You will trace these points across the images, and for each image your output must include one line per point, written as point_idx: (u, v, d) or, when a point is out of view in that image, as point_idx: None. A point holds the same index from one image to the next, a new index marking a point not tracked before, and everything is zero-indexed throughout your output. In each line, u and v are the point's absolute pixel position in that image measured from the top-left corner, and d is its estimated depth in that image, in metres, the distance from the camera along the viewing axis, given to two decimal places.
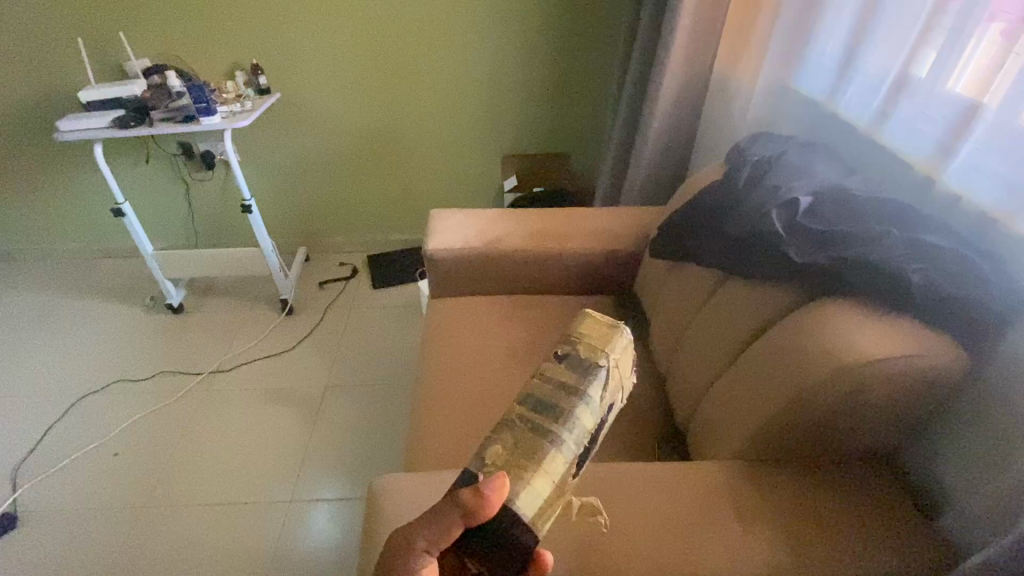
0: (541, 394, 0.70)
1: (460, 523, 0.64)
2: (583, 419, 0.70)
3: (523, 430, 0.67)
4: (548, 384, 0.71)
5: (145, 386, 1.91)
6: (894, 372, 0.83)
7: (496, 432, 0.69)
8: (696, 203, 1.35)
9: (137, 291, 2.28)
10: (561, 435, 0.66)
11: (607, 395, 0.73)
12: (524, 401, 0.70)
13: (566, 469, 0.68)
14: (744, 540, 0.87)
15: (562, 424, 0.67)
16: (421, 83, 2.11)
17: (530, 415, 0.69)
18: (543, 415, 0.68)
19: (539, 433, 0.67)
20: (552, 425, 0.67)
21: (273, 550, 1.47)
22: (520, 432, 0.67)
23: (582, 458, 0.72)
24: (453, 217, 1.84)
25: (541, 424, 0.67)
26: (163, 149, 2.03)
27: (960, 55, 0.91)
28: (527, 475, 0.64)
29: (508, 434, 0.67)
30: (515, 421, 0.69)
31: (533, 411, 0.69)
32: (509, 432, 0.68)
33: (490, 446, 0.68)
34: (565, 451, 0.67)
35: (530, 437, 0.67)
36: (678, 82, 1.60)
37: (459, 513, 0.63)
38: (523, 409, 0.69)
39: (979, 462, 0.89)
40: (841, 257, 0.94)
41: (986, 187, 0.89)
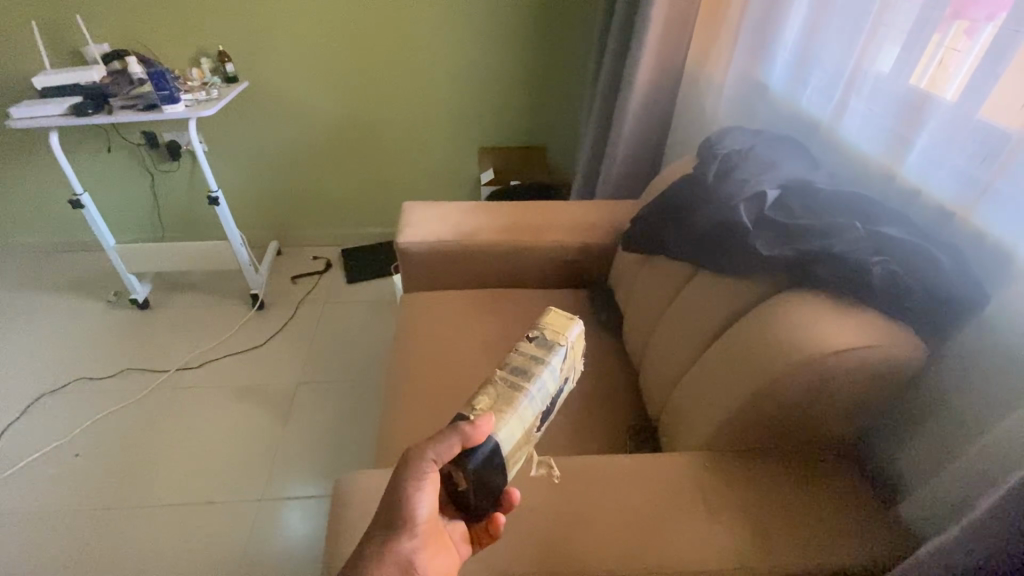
0: (519, 361, 0.73)
1: (458, 447, 0.62)
2: (547, 384, 0.73)
3: (505, 387, 0.69)
4: (521, 352, 0.74)
5: (109, 385, 1.85)
6: (858, 362, 0.76)
7: (482, 389, 0.69)
8: (666, 196, 1.20)
9: (106, 286, 2.27)
10: (532, 389, 0.69)
11: (566, 369, 0.77)
12: (506, 364, 0.72)
13: (531, 424, 0.70)
14: (708, 532, 0.79)
15: (536, 380, 0.70)
16: (397, 70, 2.08)
17: (507, 377, 0.71)
18: (519, 374, 0.71)
19: (518, 389, 0.69)
20: (527, 382, 0.70)
21: (246, 548, 1.41)
22: (500, 390, 0.70)
23: (541, 420, 0.74)
24: (412, 207, 1.55)
25: (517, 380, 0.70)
26: (126, 139, 2.11)
27: (920, 50, 0.86)
28: (507, 418, 0.66)
29: (490, 390, 0.69)
30: (495, 382, 0.71)
31: (512, 373, 0.71)
32: (489, 392, 0.70)
33: (480, 399, 0.69)
34: (533, 407, 0.70)
35: (506, 392, 0.69)
36: (651, 65, 1.52)
37: (457, 439, 0.62)
38: (507, 372, 0.71)
39: (944, 449, 0.82)
40: (807, 250, 0.84)
41: (943, 184, 0.84)
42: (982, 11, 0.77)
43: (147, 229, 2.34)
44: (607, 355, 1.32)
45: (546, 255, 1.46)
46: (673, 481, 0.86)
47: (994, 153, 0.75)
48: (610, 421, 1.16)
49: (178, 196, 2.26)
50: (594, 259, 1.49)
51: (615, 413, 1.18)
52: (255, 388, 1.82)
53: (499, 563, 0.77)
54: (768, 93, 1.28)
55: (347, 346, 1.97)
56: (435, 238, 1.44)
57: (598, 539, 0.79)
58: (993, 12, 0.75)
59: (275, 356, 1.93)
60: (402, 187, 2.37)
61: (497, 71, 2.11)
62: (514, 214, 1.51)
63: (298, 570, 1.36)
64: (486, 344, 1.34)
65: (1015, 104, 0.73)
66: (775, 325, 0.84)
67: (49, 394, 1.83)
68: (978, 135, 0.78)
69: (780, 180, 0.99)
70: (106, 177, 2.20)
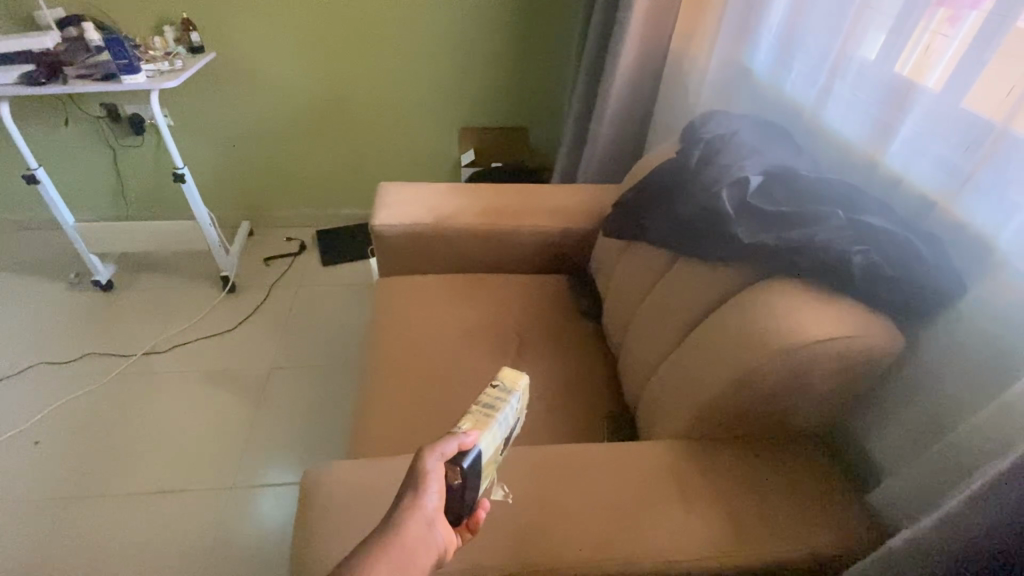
0: (489, 398, 0.75)
1: (456, 445, 0.65)
2: (509, 419, 0.75)
3: (481, 415, 0.71)
4: (491, 391, 0.75)
5: (70, 370, 1.77)
6: (837, 352, 0.75)
7: (465, 413, 0.72)
8: (647, 180, 1.17)
9: (68, 267, 2.16)
10: (507, 411, 0.73)
11: (522, 408, 0.80)
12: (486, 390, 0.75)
13: (495, 454, 0.72)
14: (685, 521, 0.79)
15: (509, 403, 0.74)
16: (373, 45, 2.00)
17: (481, 411, 0.72)
18: (494, 399, 0.74)
19: (494, 411, 0.72)
20: (501, 405, 0.73)
21: (218, 537, 1.38)
22: (479, 420, 0.71)
23: (504, 446, 0.76)
24: (388, 188, 1.50)
25: (494, 402, 0.73)
26: (86, 111, 2.00)
27: (906, 36, 0.85)
28: (489, 433, 0.69)
29: (469, 420, 0.70)
30: (471, 412, 0.72)
31: (485, 401, 0.74)
32: (466, 420, 0.71)
33: (464, 421, 0.71)
34: (499, 439, 0.72)
35: (484, 415, 0.71)
36: (636, 45, 1.48)
37: (455, 440, 0.65)
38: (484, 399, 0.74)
39: (917, 437, 0.82)
40: (788, 238, 0.83)
41: (926, 173, 0.83)
42: None
43: (110, 207, 2.23)
44: (586, 342, 1.31)
45: (526, 240, 1.43)
46: (650, 470, 0.85)
47: (978, 141, 0.74)
48: (588, 409, 1.15)
49: (142, 173, 2.16)
50: (575, 245, 1.46)
51: (593, 401, 1.17)
52: (226, 373, 1.77)
53: (472, 557, 0.75)
54: (752, 77, 1.26)
55: (321, 331, 1.92)
56: (411, 220, 1.40)
57: (573, 530, 0.78)
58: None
59: (247, 341, 1.88)
60: (380, 167, 2.30)
61: (477, 48, 2.04)
62: (493, 197, 1.47)
63: (271, 557, 1.34)
64: (463, 330, 1.31)
65: (1000, 93, 0.72)
66: (755, 314, 0.83)
67: (7, 379, 1.75)
68: (962, 124, 0.77)
69: (763, 166, 0.97)
70: (64, 152, 2.09)
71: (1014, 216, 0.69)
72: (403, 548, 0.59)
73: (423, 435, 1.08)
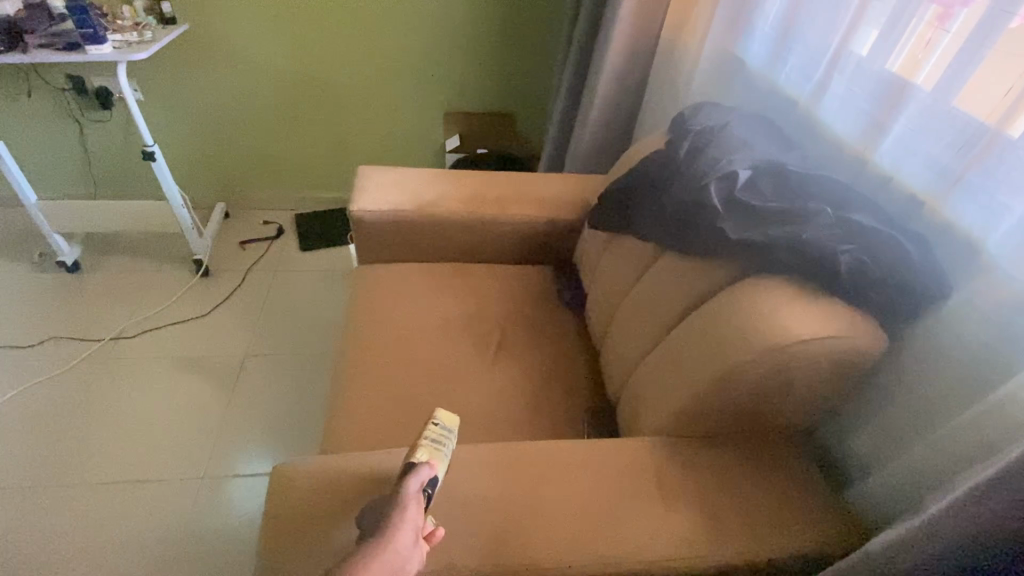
0: (433, 433, 0.79)
1: (427, 473, 0.71)
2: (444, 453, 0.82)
3: (434, 449, 0.76)
4: (435, 428, 0.80)
5: (32, 354, 1.70)
6: (820, 352, 0.74)
7: (417, 445, 0.77)
8: (634, 171, 1.14)
9: (30, 247, 2.07)
10: (451, 445, 0.80)
11: None
12: (435, 422, 0.80)
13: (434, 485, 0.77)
14: (664, 520, 0.78)
15: (451, 437, 0.81)
16: (356, 22, 1.93)
17: (430, 446, 0.77)
18: (440, 434, 0.80)
19: (443, 447, 0.78)
20: (446, 441, 0.80)
21: (187, 528, 1.34)
22: (431, 453, 0.76)
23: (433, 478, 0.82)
24: (367, 172, 1.45)
25: (442, 434, 0.79)
26: (49, 82, 1.89)
27: (901, 31, 0.83)
28: (442, 466, 0.76)
29: (426, 453, 0.76)
30: (423, 445, 0.77)
31: (430, 435, 0.79)
32: (420, 454, 0.75)
33: (418, 453, 0.76)
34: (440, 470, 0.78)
35: (434, 446, 0.77)
36: (626, 32, 1.44)
37: (426, 469, 0.71)
38: (429, 432, 0.79)
39: (898, 438, 0.82)
40: (777, 235, 0.80)
41: (917, 172, 0.81)
42: None
43: (76, 184, 2.14)
44: (568, 335, 1.29)
45: (510, 229, 1.40)
46: (629, 468, 0.84)
47: (972, 141, 0.72)
48: (568, 404, 1.13)
49: (111, 149, 2.07)
50: (560, 235, 1.43)
51: (573, 396, 1.15)
52: (197, 359, 1.71)
53: (447, 556, 0.73)
54: (744, 68, 1.23)
55: (299, 318, 1.87)
56: (391, 206, 1.35)
57: (550, 528, 0.76)
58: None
59: (220, 326, 1.82)
60: (361, 151, 2.24)
61: (464, 29, 1.98)
62: (477, 184, 1.43)
63: (242, 548, 1.31)
64: (444, 321, 1.28)
65: (995, 92, 0.71)
66: (739, 311, 0.81)
67: None
68: (954, 124, 0.76)
69: (754, 160, 0.94)
70: (25, 125, 1.98)
71: (1005, 218, 0.68)
72: (398, 560, 0.60)
73: (400, 428, 1.05)
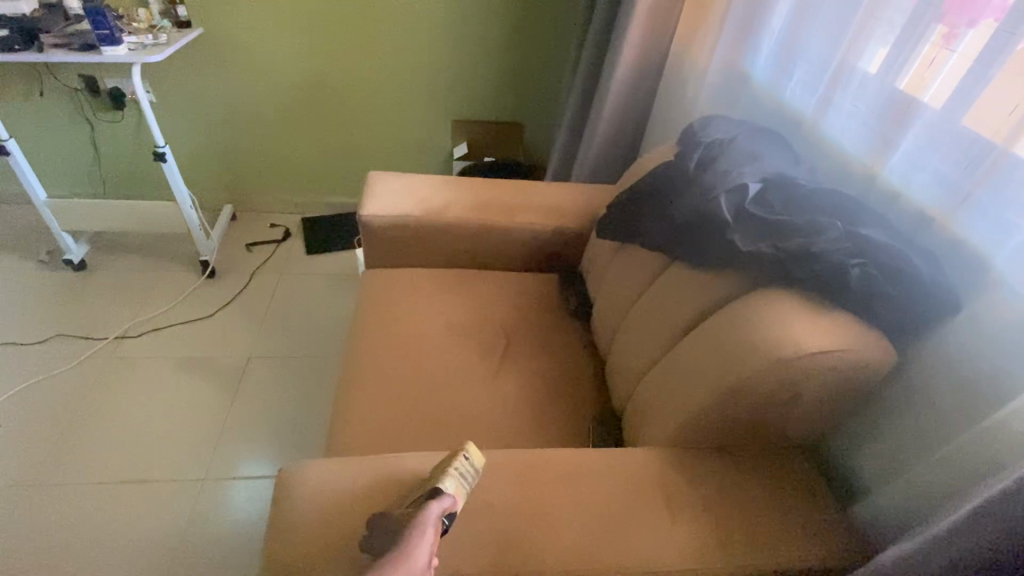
0: (462, 466, 0.77)
1: (448, 506, 0.71)
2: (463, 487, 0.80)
3: (460, 482, 0.75)
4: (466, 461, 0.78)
5: (38, 351, 1.70)
6: (828, 365, 0.74)
7: (446, 472, 0.75)
8: (644, 181, 1.15)
9: (38, 245, 2.08)
10: (474, 483, 0.78)
11: None
12: (467, 456, 0.78)
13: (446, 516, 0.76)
14: (670, 530, 0.78)
15: (476, 475, 0.79)
16: (368, 29, 1.95)
17: (457, 478, 0.75)
18: (468, 469, 0.78)
19: (467, 481, 0.76)
20: (471, 477, 0.78)
21: (186, 529, 1.33)
22: (456, 485, 0.75)
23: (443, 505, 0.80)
24: (377, 177, 1.46)
25: (470, 469, 0.78)
26: (63, 82, 1.91)
27: (908, 49, 0.84)
28: (462, 500, 0.74)
29: (452, 484, 0.74)
30: (451, 473, 0.75)
31: (459, 466, 0.77)
32: (447, 481, 0.74)
33: (446, 480, 0.74)
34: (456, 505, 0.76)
35: (461, 478, 0.76)
36: (636, 46, 1.46)
37: (449, 501, 0.71)
38: (460, 461, 0.78)
39: (902, 453, 0.82)
40: (786, 247, 0.81)
41: (924, 187, 0.82)
42: (963, 18, 0.76)
43: (86, 184, 2.15)
44: (574, 344, 1.29)
45: (518, 237, 1.41)
46: (635, 478, 0.84)
47: (978, 159, 0.74)
48: (573, 413, 1.14)
49: (121, 149, 2.08)
50: (568, 244, 1.44)
51: (578, 405, 1.15)
52: (202, 360, 1.72)
53: (453, 562, 0.73)
54: (751, 83, 1.24)
55: (303, 322, 1.87)
56: (400, 211, 1.36)
57: (556, 536, 0.76)
58: (975, 18, 0.75)
59: (225, 328, 1.82)
60: (369, 156, 2.26)
61: (474, 38, 2.00)
62: (486, 191, 1.44)
63: (240, 551, 1.30)
64: (451, 327, 1.28)
65: (1000, 112, 0.72)
66: (747, 323, 0.82)
67: None
68: (961, 141, 0.77)
69: (762, 173, 0.95)
70: (38, 123, 2.00)
71: (1012, 236, 0.68)
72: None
73: (406, 433, 1.06)
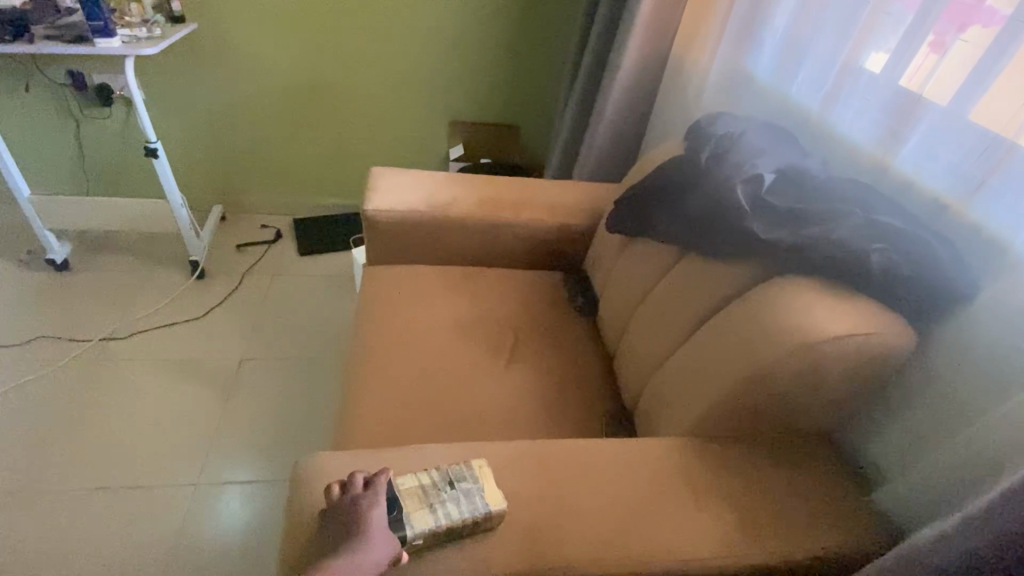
0: (458, 525, 0.70)
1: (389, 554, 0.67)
2: None
3: (437, 534, 0.69)
4: (469, 521, 0.70)
5: (17, 354, 1.63)
6: (852, 350, 0.75)
7: (433, 522, 0.69)
8: (654, 175, 1.15)
9: (16, 245, 1.99)
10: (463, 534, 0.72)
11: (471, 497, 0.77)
12: (474, 520, 0.70)
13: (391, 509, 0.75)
14: (698, 519, 0.77)
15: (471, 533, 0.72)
16: (366, 29, 1.94)
17: (441, 531, 0.69)
18: (467, 526, 0.70)
19: (451, 533, 0.70)
20: (463, 533, 0.71)
21: (179, 537, 1.27)
22: (432, 536, 0.69)
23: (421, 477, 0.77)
24: (381, 173, 1.44)
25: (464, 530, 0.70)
26: (49, 76, 1.85)
27: (909, 47, 0.87)
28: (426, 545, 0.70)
29: (426, 536, 0.69)
30: (438, 524, 0.69)
31: (458, 519, 0.70)
32: (423, 530, 0.68)
33: (425, 525, 0.68)
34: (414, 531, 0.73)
35: (445, 530, 0.69)
36: (640, 46, 1.48)
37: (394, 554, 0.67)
38: (471, 514, 0.70)
39: (922, 438, 0.83)
40: (805, 235, 0.82)
41: (936, 176, 0.84)
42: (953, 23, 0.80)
43: (70, 182, 2.08)
44: (582, 340, 1.28)
45: (524, 235, 1.40)
46: (659, 468, 0.82)
47: (989, 149, 0.76)
48: (584, 408, 1.12)
49: (108, 147, 2.02)
50: (573, 241, 1.44)
51: (589, 400, 1.14)
52: (193, 362, 1.66)
53: (479, 553, 0.71)
54: (754, 82, 1.26)
55: (298, 324, 1.83)
56: (406, 207, 1.34)
57: (584, 525, 0.75)
58: (965, 24, 0.79)
59: (217, 330, 1.77)
60: (364, 158, 2.23)
61: (474, 40, 2.01)
62: (491, 188, 1.43)
63: (237, 558, 1.25)
64: (458, 323, 1.26)
65: (1006, 104, 0.74)
66: (767, 309, 0.82)
67: None
68: (970, 131, 0.79)
69: (775, 165, 0.96)
70: (20, 119, 1.93)
71: None
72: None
73: (418, 430, 1.03)
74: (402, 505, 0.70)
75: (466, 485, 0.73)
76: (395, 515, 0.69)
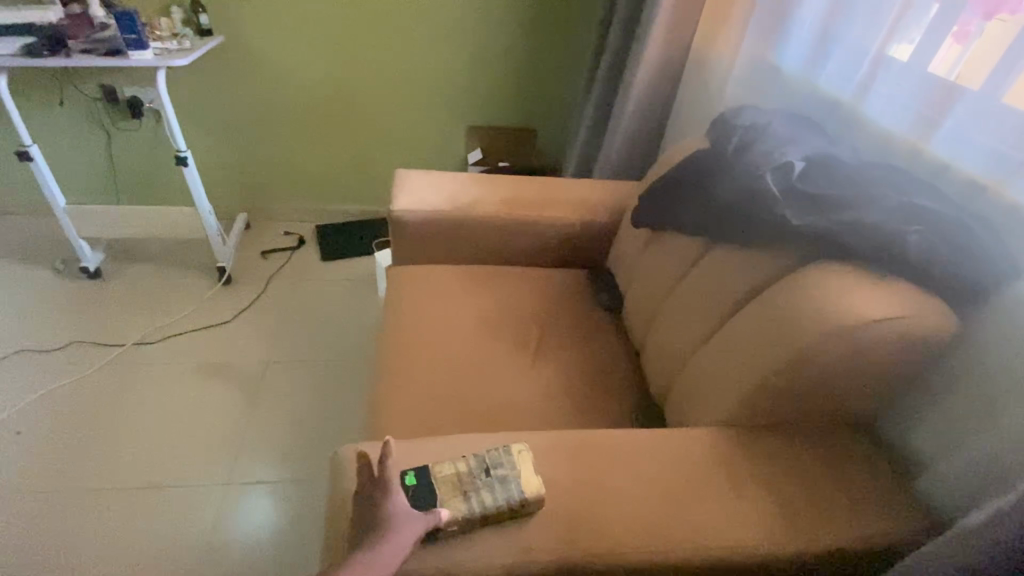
0: (492, 511, 0.71)
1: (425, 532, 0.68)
2: None
3: (471, 521, 0.71)
4: (503, 508, 0.71)
5: (53, 359, 1.67)
6: (891, 333, 0.74)
7: (466, 509, 0.70)
8: (680, 168, 1.15)
9: (51, 254, 2.06)
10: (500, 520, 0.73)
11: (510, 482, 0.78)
12: (508, 507, 0.70)
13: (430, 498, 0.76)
14: (736, 506, 0.76)
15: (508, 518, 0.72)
16: (386, 37, 1.98)
17: (474, 518, 0.70)
18: (503, 512, 0.71)
19: (486, 519, 0.71)
20: (499, 519, 0.72)
21: (211, 536, 1.29)
22: (466, 523, 0.70)
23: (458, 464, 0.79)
24: (406, 174, 1.46)
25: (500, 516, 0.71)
26: (83, 90, 1.92)
27: (942, 32, 0.87)
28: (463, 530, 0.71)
29: (459, 524, 0.70)
30: (470, 511, 0.70)
31: (492, 505, 0.70)
32: (456, 518, 0.70)
33: (457, 512, 0.70)
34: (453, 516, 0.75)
35: (479, 517, 0.71)
36: (660, 44, 1.48)
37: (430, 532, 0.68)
38: (506, 501, 0.71)
39: (965, 425, 0.81)
40: (838, 219, 0.81)
41: (972, 159, 0.83)
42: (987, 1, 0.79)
43: (102, 193, 2.15)
44: (608, 335, 1.28)
45: (547, 232, 1.41)
46: (696, 456, 0.82)
47: None
48: (614, 402, 1.12)
49: (138, 159, 2.08)
50: (596, 238, 1.44)
51: (618, 394, 1.14)
52: (222, 364, 1.69)
53: (519, 538, 0.71)
54: (780, 74, 1.26)
55: (322, 327, 1.85)
56: (430, 207, 1.36)
57: (623, 511, 0.75)
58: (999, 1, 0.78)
59: (245, 333, 1.80)
60: (384, 164, 2.27)
61: (492, 46, 2.03)
62: (514, 187, 1.44)
63: (267, 556, 1.26)
64: (485, 321, 1.27)
65: None
66: (803, 294, 0.81)
67: None
68: (1007, 111, 0.78)
69: (805, 153, 0.95)
70: (56, 132, 2.00)
71: None
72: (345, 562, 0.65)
73: (448, 424, 1.04)
74: (437, 493, 0.72)
75: (501, 472, 0.73)
76: (429, 499, 0.71)
